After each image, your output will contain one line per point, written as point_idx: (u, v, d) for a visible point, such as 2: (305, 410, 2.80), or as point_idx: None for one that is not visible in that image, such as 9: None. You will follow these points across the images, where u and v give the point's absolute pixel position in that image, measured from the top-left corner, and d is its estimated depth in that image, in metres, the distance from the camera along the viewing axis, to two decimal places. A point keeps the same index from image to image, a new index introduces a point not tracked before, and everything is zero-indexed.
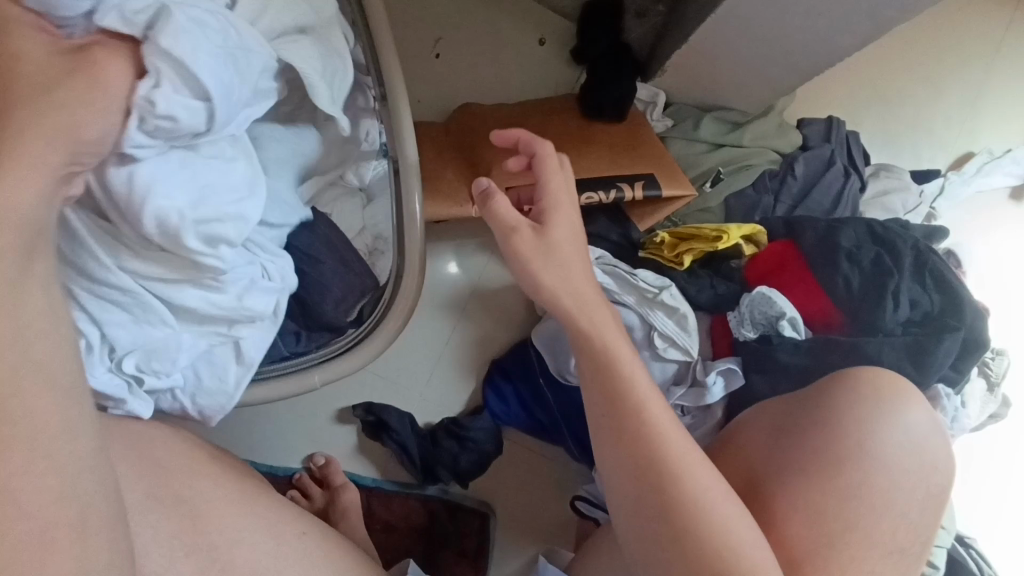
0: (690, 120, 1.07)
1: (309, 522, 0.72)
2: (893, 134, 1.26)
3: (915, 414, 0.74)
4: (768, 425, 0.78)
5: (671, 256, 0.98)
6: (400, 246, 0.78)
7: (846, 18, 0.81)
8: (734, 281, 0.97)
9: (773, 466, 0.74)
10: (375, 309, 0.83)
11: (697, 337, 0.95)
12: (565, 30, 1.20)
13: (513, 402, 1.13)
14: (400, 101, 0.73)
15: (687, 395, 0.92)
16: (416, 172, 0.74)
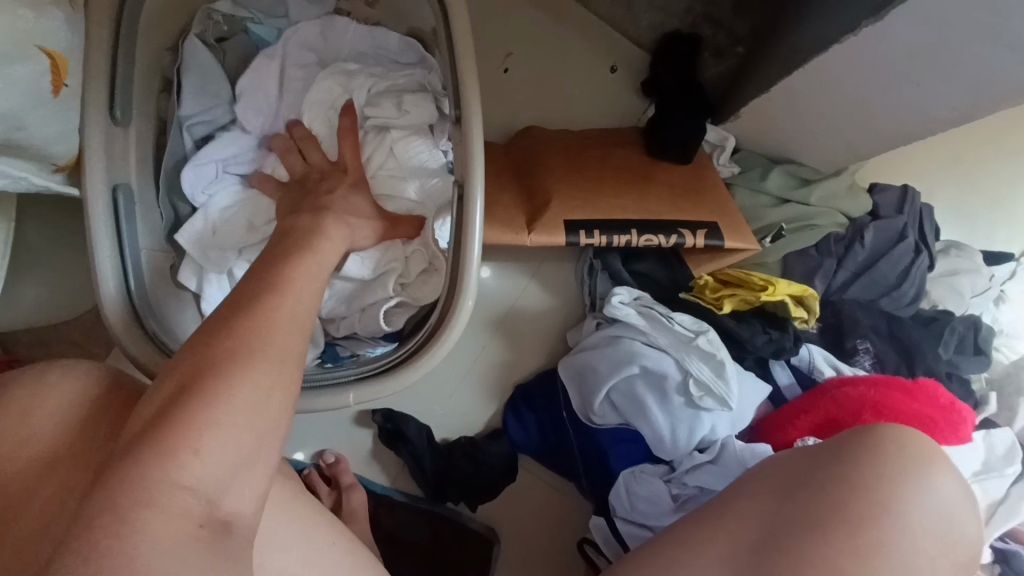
0: (758, 169, 1.03)
1: (343, 530, 0.68)
2: (965, 211, 1.19)
3: (940, 477, 0.63)
4: (780, 474, 0.68)
5: (711, 300, 0.94)
6: (451, 279, 0.75)
7: (944, 91, 0.75)
8: (785, 330, 0.92)
9: (778, 516, 0.65)
10: (417, 332, 0.80)
11: (736, 383, 0.91)
12: (640, 60, 1.17)
13: (533, 431, 1.09)
14: (475, 125, 0.70)
15: (705, 468, 0.89)
16: (479, 199, 0.71)
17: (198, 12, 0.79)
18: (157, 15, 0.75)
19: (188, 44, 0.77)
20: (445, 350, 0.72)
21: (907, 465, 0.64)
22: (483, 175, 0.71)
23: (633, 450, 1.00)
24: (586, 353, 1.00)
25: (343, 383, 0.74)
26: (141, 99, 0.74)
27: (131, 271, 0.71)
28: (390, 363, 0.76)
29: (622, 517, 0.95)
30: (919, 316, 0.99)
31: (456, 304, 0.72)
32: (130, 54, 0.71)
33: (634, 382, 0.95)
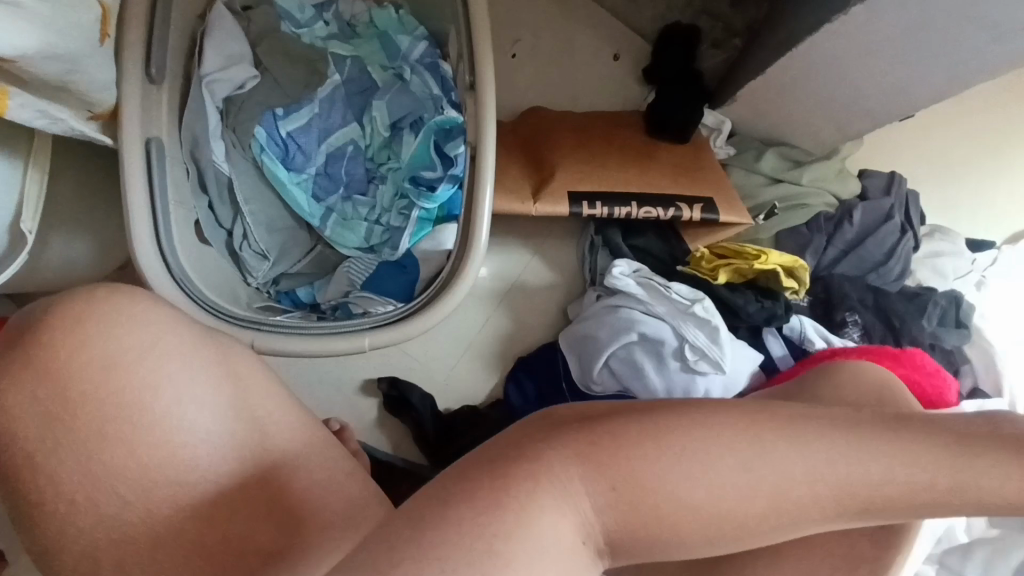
0: (752, 152, 1.08)
1: None
2: (947, 200, 1.25)
3: None
4: None
5: (707, 269, 0.98)
6: (463, 234, 0.79)
7: (927, 71, 0.80)
8: (778, 299, 0.96)
9: None
10: (429, 287, 0.84)
11: (729, 348, 0.95)
12: (641, 50, 1.23)
13: (534, 399, 1.13)
14: (488, 86, 0.75)
15: None
16: (492, 160, 0.75)
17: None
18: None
19: (218, 13, 0.85)
20: (452, 304, 0.76)
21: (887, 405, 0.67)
22: (495, 130, 0.75)
23: None
24: (586, 322, 1.04)
25: (357, 330, 0.78)
26: (172, 60, 0.80)
27: (161, 220, 0.75)
28: (402, 315, 0.80)
29: None
30: (905, 293, 1.04)
31: (465, 260, 0.77)
32: (165, 18, 0.75)
33: (632, 348, 0.99)
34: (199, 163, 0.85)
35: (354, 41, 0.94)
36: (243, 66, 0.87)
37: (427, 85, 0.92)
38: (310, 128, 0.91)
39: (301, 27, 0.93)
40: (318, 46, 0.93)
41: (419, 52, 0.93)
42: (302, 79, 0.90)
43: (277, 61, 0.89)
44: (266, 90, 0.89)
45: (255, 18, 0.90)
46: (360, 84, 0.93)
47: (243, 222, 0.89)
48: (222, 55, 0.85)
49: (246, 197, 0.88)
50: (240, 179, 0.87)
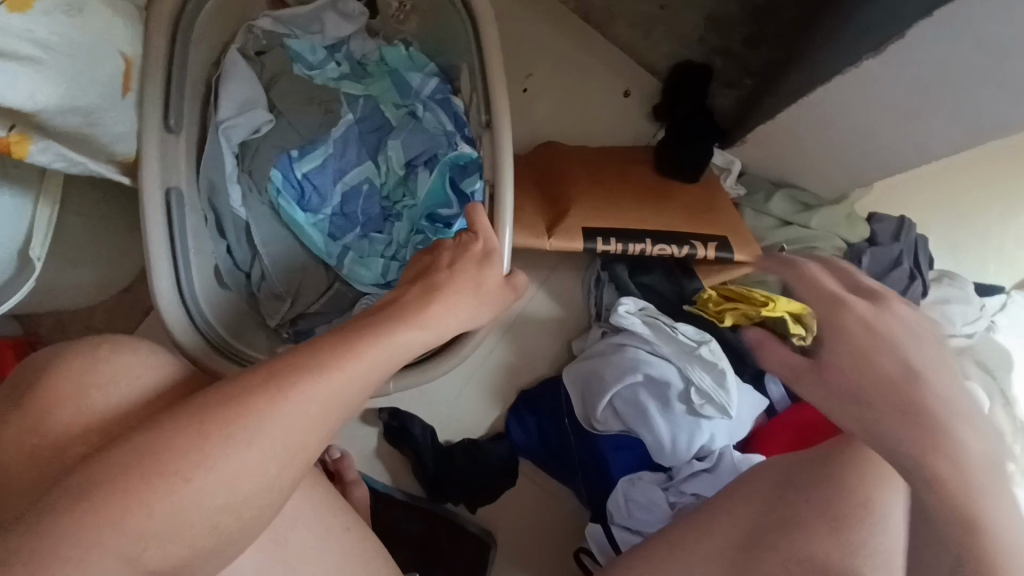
0: (761, 193, 1.08)
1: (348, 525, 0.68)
2: (956, 244, 1.24)
3: None
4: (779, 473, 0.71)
5: (713, 311, 0.98)
6: None
7: (935, 124, 0.79)
8: (784, 344, 0.96)
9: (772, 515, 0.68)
10: None
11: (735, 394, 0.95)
12: (651, 86, 1.23)
13: (535, 435, 1.12)
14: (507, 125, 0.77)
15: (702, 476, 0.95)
16: (510, 203, 0.75)
17: (240, 29, 0.93)
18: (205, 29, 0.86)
19: (234, 59, 0.90)
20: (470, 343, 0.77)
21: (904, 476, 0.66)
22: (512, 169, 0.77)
23: (631, 456, 1.03)
24: (592, 360, 1.04)
25: None
26: (188, 107, 0.84)
27: (180, 259, 0.78)
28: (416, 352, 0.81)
29: (618, 523, 0.99)
30: None
31: None
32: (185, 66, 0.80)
33: (637, 389, 0.99)
34: (218, 209, 0.89)
35: (366, 80, 0.98)
36: (260, 107, 0.92)
37: (439, 121, 0.94)
38: (325, 167, 0.94)
39: (313, 69, 0.97)
40: (331, 87, 0.96)
41: (430, 88, 0.95)
42: (318, 120, 0.95)
43: (292, 100, 0.94)
44: (281, 131, 0.94)
45: (269, 61, 0.95)
46: (374, 123, 0.96)
47: (259, 264, 0.92)
48: (239, 100, 0.91)
49: (263, 241, 0.92)
50: (258, 222, 0.92)
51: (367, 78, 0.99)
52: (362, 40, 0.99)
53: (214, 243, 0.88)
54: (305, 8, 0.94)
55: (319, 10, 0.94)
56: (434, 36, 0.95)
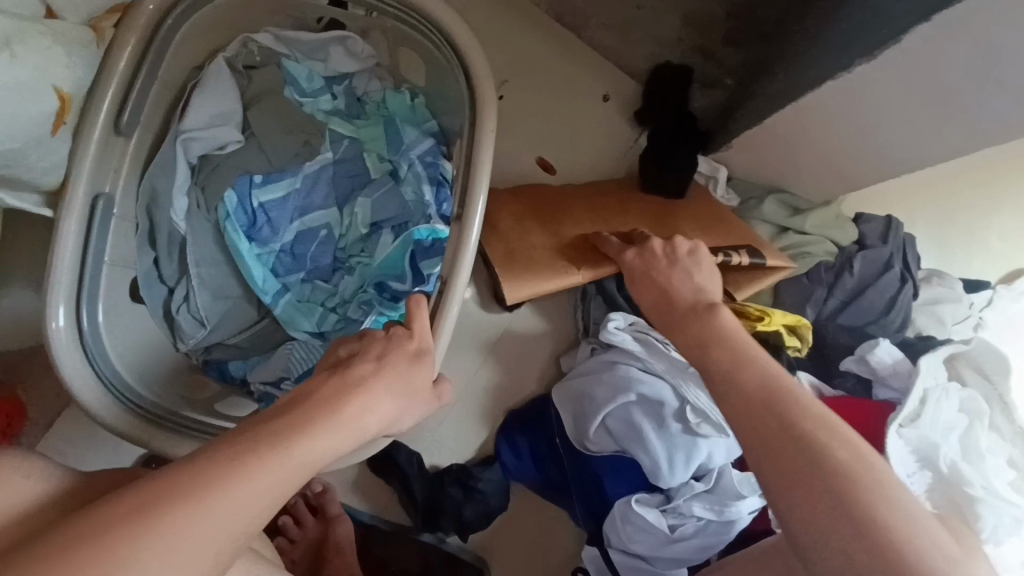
0: (752, 199, 1.05)
1: None
2: (941, 241, 1.23)
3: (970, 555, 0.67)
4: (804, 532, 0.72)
5: None
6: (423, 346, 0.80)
7: (930, 130, 0.77)
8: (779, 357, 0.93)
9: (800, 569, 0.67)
10: None
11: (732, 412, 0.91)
12: (630, 89, 1.19)
13: (527, 457, 1.08)
14: (475, 225, 0.78)
15: (704, 496, 0.91)
16: (458, 295, 0.78)
17: (235, 40, 0.89)
18: (187, 38, 0.84)
19: (217, 72, 0.87)
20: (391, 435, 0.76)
21: None
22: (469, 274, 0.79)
23: (629, 476, 0.98)
24: (582, 379, 1.01)
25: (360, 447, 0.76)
26: (147, 115, 0.83)
27: (88, 277, 0.76)
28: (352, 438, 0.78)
29: (616, 547, 0.96)
30: (908, 345, 1.00)
31: None
32: (149, 76, 0.79)
33: (631, 409, 0.95)
34: (153, 218, 0.86)
35: (358, 121, 0.96)
36: (231, 130, 0.89)
37: (420, 192, 0.92)
38: (285, 203, 0.91)
39: (305, 95, 0.94)
40: (319, 119, 0.94)
41: (420, 149, 0.93)
42: (293, 149, 0.92)
43: (264, 130, 0.91)
44: (247, 154, 0.90)
45: (257, 78, 0.91)
46: (351, 167, 0.94)
47: (185, 284, 0.89)
48: (209, 113, 0.87)
49: (196, 260, 0.88)
50: (195, 239, 0.88)
51: (360, 118, 0.97)
52: (365, 78, 0.97)
53: (138, 254, 0.86)
54: (313, 36, 0.91)
55: (326, 41, 0.91)
56: (439, 97, 0.93)
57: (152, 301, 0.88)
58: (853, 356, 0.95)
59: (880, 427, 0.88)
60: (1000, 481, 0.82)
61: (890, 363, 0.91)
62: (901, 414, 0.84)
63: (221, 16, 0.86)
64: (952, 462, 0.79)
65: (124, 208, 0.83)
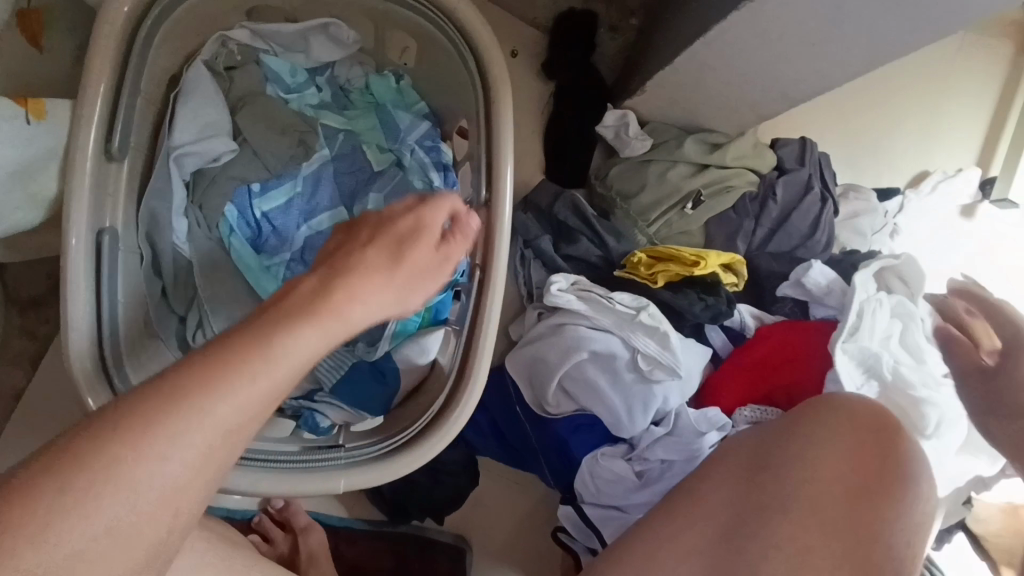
0: (672, 140, 1.04)
1: None
2: (852, 155, 1.28)
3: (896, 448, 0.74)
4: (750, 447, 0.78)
5: (646, 275, 0.95)
6: (466, 339, 0.82)
7: (835, 50, 0.77)
8: (718, 294, 0.94)
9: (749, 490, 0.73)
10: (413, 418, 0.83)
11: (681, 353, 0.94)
12: (537, 42, 1.15)
13: (489, 432, 1.07)
14: (504, 204, 0.81)
15: (664, 440, 0.93)
16: (503, 269, 0.80)
17: (212, 40, 0.90)
18: (164, 45, 0.83)
19: (203, 77, 0.87)
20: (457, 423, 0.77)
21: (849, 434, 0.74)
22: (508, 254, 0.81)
23: (590, 435, 0.99)
24: (533, 345, 1.00)
25: (333, 468, 0.76)
26: (125, 128, 0.77)
27: (106, 311, 0.74)
28: (385, 450, 0.79)
29: (588, 501, 0.98)
30: (835, 261, 1.04)
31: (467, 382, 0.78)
32: (132, 86, 0.78)
33: (584, 367, 0.95)
34: (156, 246, 0.85)
35: (349, 112, 0.99)
36: (224, 136, 0.88)
37: (428, 177, 0.95)
38: (290, 210, 0.92)
39: (290, 92, 0.95)
40: (309, 114, 0.96)
41: (420, 133, 0.98)
42: (289, 151, 0.93)
43: (255, 133, 0.91)
44: (243, 163, 0.91)
45: (238, 79, 0.92)
46: (351, 162, 0.97)
47: (197, 312, 0.87)
48: (197, 124, 0.86)
49: (204, 283, 0.87)
50: (202, 261, 0.88)
51: (349, 109, 1.00)
52: (349, 69, 1.00)
53: (150, 286, 0.84)
54: (291, 27, 0.92)
55: (308, 32, 0.93)
56: (430, 79, 0.98)
57: (166, 332, 0.85)
58: (788, 281, 0.98)
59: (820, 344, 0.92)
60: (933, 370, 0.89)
61: (823, 283, 0.95)
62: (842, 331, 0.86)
63: (198, 15, 0.86)
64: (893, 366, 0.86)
65: (127, 241, 0.80)
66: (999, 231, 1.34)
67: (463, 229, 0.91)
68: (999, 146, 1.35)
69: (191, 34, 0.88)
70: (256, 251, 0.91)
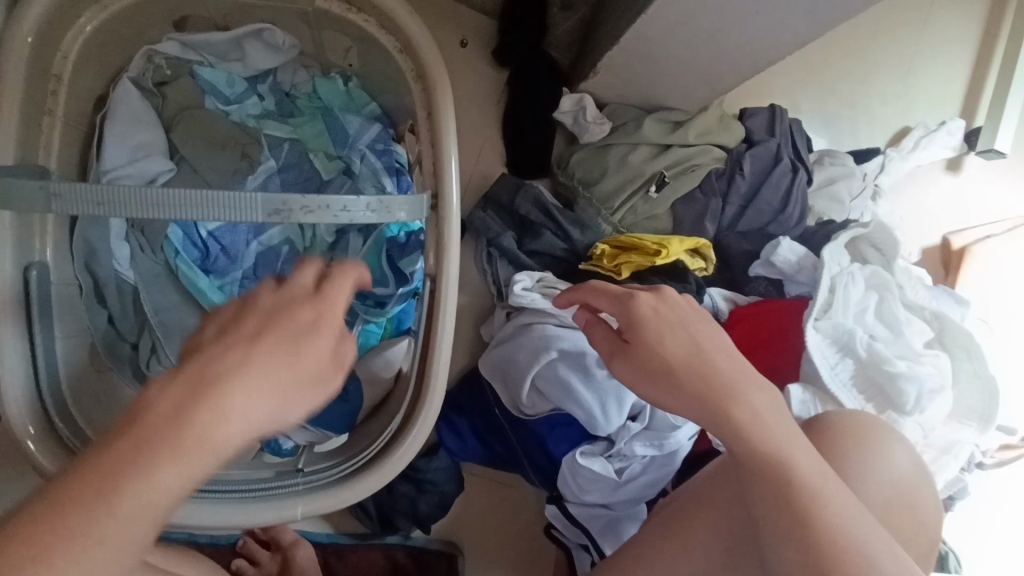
0: (631, 122, 1.00)
1: None
2: (827, 116, 1.23)
3: (895, 450, 0.67)
4: None
5: (610, 267, 0.91)
6: (424, 350, 0.72)
7: (781, 17, 0.73)
8: (686, 281, 0.90)
9: None
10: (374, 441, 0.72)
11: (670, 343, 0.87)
12: (486, 30, 1.11)
13: (470, 437, 1.04)
14: (453, 203, 0.69)
15: (642, 435, 0.91)
16: (456, 271, 0.68)
17: (138, 55, 0.75)
18: (100, 61, 0.72)
19: (140, 92, 0.76)
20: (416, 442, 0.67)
21: (864, 441, 0.66)
22: (457, 262, 0.69)
23: (569, 433, 0.96)
24: (502, 346, 0.97)
25: (292, 494, 0.67)
26: (61, 160, 0.69)
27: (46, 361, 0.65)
28: (354, 470, 0.70)
29: (573, 501, 0.96)
30: (809, 234, 1.00)
31: (427, 399, 0.68)
32: (65, 110, 0.68)
33: (555, 366, 0.92)
34: (96, 275, 0.73)
35: (294, 120, 0.83)
36: (160, 155, 0.75)
37: (381, 184, 0.81)
38: (237, 226, 0.78)
39: (229, 103, 0.81)
40: (251, 125, 0.80)
41: (370, 136, 0.83)
42: (230, 165, 0.77)
43: (189, 153, 0.77)
44: (183, 182, 0.77)
45: (172, 94, 0.78)
46: (295, 173, 0.81)
47: (149, 337, 0.76)
48: (130, 145, 0.74)
49: (153, 308, 0.75)
50: (149, 287, 0.76)
51: (295, 116, 0.84)
52: (293, 71, 0.83)
53: (92, 317, 0.73)
54: (221, 35, 0.77)
55: (240, 38, 0.77)
56: (376, 76, 0.81)
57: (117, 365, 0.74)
58: (759, 260, 0.94)
59: (794, 326, 0.88)
60: (917, 342, 0.84)
61: (794, 261, 0.91)
62: (814, 309, 0.82)
63: (136, 27, 0.73)
64: (869, 344, 0.80)
65: (61, 272, 0.70)
66: (987, 182, 1.28)
67: (419, 235, 0.80)
68: (983, 94, 1.29)
69: (112, 48, 0.73)
70: (205, 274, 0.77)
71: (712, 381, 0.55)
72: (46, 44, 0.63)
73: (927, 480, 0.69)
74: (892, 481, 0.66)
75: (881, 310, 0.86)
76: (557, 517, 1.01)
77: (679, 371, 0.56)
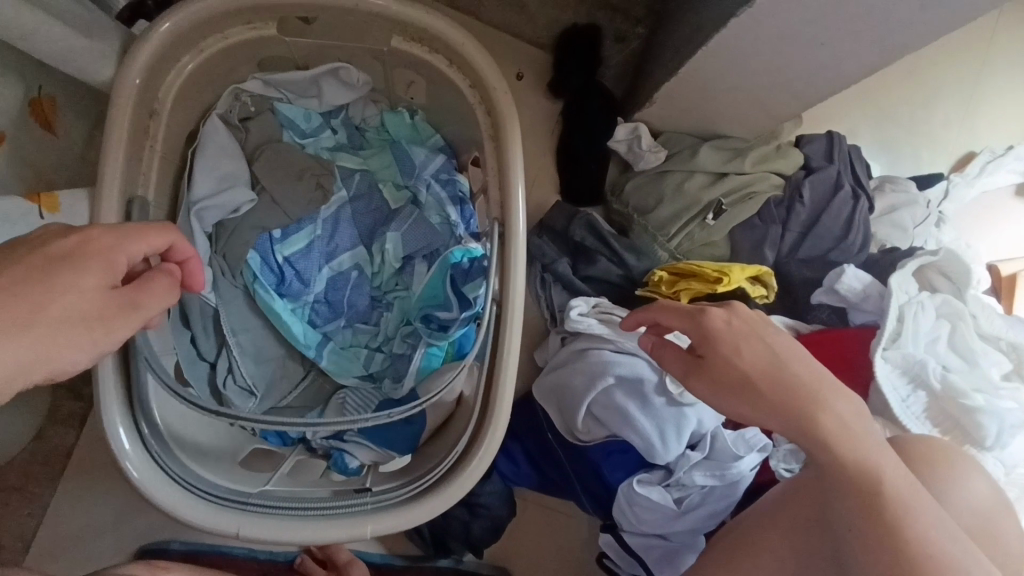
0: (687, 150, 1.01)
1: None
2: (887, 142, 1.21)
3: (977, 483, 0.65)
4: None
5: (668, 294, 0.91)
6: (488, 375, 0.73)
7: (845, 48, 0.73)
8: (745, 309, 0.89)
9: None
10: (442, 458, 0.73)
11: None
12: (542, 63, 1.14)
13: (523, 462, 1.05)
14: (520, 231, 0.71)
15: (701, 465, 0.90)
16: (522, 296, 0.70)
17: (225, 93, 0.81)
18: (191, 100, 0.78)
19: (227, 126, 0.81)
20: (481, 463, 0.68)
21: (943, 471, 0.64)
22: (523, 288, 0.70)
23: (626, 461, 0.95)
24: (558, 371, 0.98)
25: (360, 512, 0.69)
26: (155, 191, 0.74)
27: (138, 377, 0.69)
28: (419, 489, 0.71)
29: (629, 531, 0.94)
30: (871, 261, 0.98)
31: (492, 422, 0.70)
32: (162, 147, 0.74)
33: (611, 392, 0.92)
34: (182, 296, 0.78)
35: (364, 152, 0.88)
36: (241, 186, 0.80)
37: (445, 212, 0.84)
38: (310, 251, 0.83)
39: (305, 137, 0.86)
40: (324, 157, 0.85)
41: (435, 166, 0.86)
42: (305, 195, 0.82)
43: (270, 183, 0.82)
44: (263, 211, 0.82)
45: (254, 128, 0.83)
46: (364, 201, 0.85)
47: (226, 357, 0.80)
48: (216, 176, 0.79)
49: (232, 329, 0.80)
50: (228, 309, 0.80)
51: (365, 148, 0.89)
52: (363, 106, 0.88)
53: (175, 337, 0.77)
54: (300, 74, 0.82)
55: (318, 76, 0.82)
56: (442, 110, 0.85)
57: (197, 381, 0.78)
58: (821, 288, 0.92)
59: (858, 356, 0.86)
60: (996, 375, 0.81)
61: (859, 289, 0.89)
62: (882, 338, 0.80)
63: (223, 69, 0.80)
64: (942, 374, 0.78)
65: None
66: None
67: (481, 261, 0.81)
68: None
69: (202, 87, 0.78)
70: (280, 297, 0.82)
71: (792, 391, 0.56)
72: (149, 86, 0.69)
73: (1008, 508, 0.66)
74: (977, 509, 0.64)
75: (955, 339, 0.83)
76: (612, 546, 1.00)
77: (759, 387, 0.57)
